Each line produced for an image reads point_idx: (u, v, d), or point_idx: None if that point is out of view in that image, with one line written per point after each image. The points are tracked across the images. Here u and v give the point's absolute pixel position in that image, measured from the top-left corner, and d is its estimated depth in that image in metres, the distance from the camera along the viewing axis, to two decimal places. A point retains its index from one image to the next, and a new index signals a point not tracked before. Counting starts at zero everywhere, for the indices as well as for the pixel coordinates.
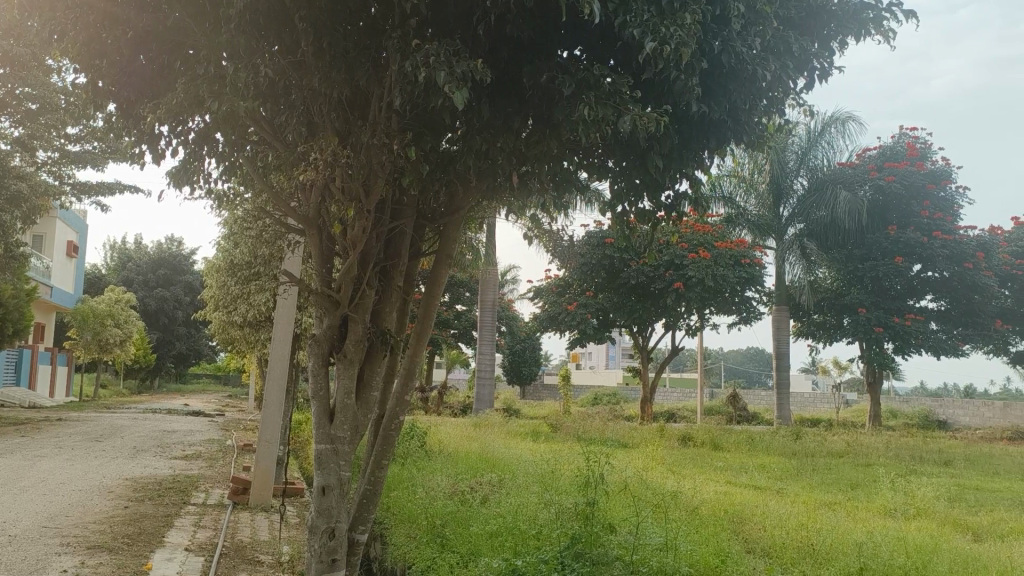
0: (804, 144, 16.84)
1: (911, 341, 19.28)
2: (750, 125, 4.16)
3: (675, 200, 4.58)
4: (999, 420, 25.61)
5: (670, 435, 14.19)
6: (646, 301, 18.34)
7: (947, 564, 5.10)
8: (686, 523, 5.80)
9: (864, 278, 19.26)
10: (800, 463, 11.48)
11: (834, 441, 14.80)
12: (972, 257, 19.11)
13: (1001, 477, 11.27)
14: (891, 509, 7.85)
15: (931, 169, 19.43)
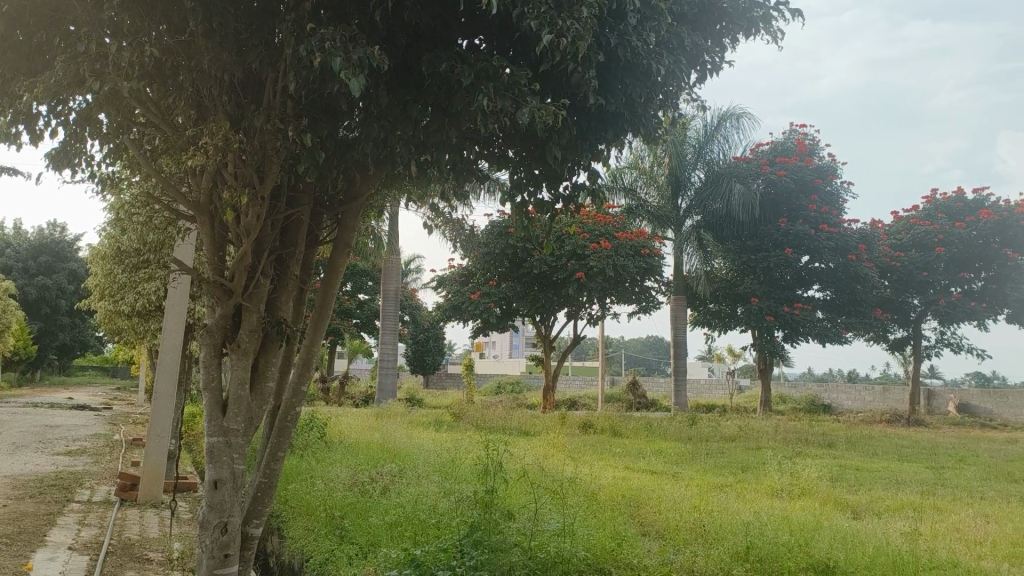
0: (701, 137, 17.38)
1: (799, 329, 20.15)
2: (645, 118, 4.27)
3: (574, 191, 4.65)
4: (878, 403, 27.07)
5: (572, 422, 14.40)
6: (547, 291, 18.57)
7: (827, 540, 5.39)
8: (583, 508, 5.91)
9: (756, 269, 20.00)
10: (695, 448, 11.86)
11: (728, 427, 15.33)
12: (855, 249, 20.07)
13: (879, 457, 11.95)
14: (778, 489, 8.22)
15: (819, 165, 20.28)
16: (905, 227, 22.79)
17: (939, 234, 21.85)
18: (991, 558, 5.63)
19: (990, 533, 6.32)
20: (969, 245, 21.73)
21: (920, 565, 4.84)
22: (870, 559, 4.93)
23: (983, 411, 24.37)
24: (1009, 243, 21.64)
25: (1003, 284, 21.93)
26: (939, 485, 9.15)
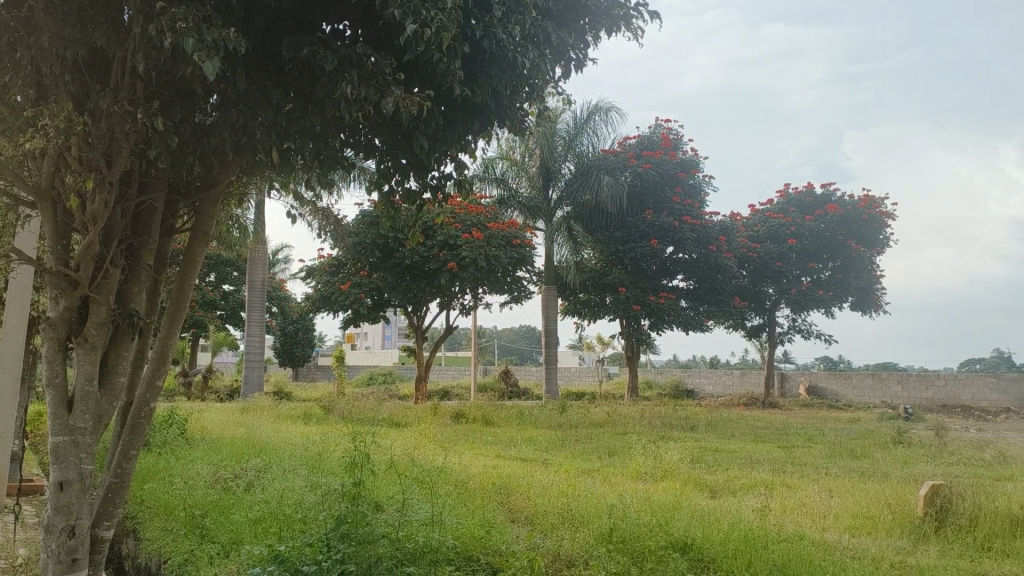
0: (572, 129, 17.68)
1: (664, 317, 20.89)
2: (511, 110, 4.36)
3: (441, 181, 4.70)
4: (737, 387, 28.45)
5: (444, 412, 14.42)
6: (419, 281, 18.40)
7: (685, 519, 5.64)
8: (453, 497, 5.95)
9: (624, 259, 20.60)
10: (564, 434, 12.11)
11: (596, 413, 15.75)
12: (715, 240, 20.99)
13: (736, 438, 12.57)
14: (642, 472, 8.52)
15: (683, 159, 21.04)
16: (761, 219, 24.14)
17: (791, 226, 23.17)
18: (833, 529, 6.06)
19: (832, 506, 6.78)
20: (818, 237, 23.13)
21: (770, 539, 5.13)
22: (725, 535, 5.19)
23: (830, 392, 26.05)
24: (853, 235, 23.15)
25: (847, 274, 23.46)
26: (788, 464, 9.72)
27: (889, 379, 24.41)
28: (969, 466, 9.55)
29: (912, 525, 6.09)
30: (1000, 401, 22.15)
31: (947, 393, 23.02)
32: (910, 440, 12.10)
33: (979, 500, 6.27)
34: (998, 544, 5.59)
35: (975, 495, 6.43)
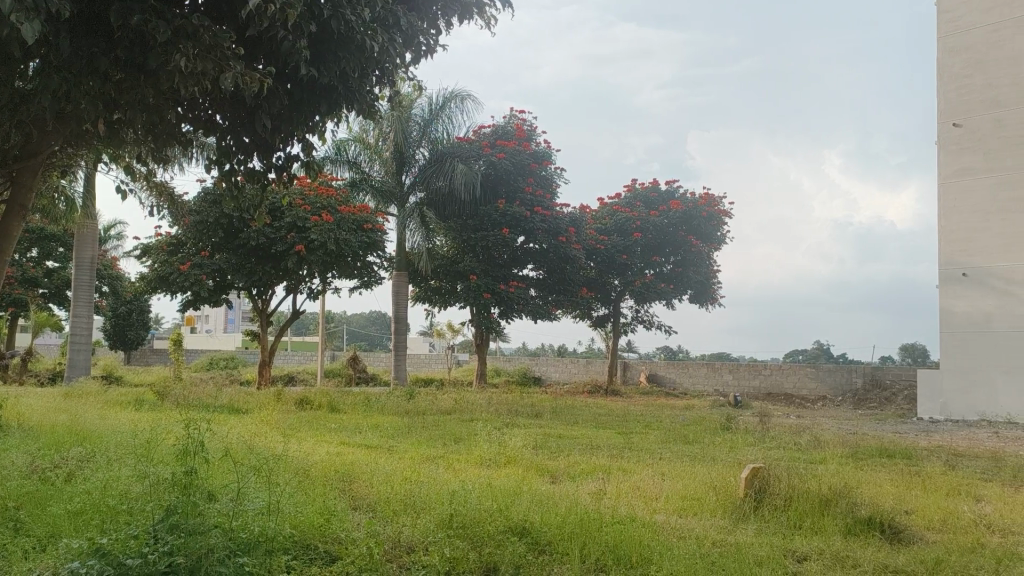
0: (426, 115, 17.77)
1: (513, 306, 21.15)
2: (361, 93, 4.51)
3: (286, 161, 4.83)
4: (582, 375, 29.34)
5: (287, 398, 14.09)
6: (265, 263, 17.82)
7: (524, 504, 5.76)
8: (292, 485, 5.83)
9: (476, 247, 20.72)
10: (410, 421, 12.12)
11: (444, 399, 15.85)
12: (565, 231, 21.56)
13: (579, 425, 12.99)
14: (485, 458, 8.67)
15: (535, 151, 21.41)
16: (608, 213, 25.03)
17: (637, 221, 24.05)
18: (663, 511, 6.39)
19: (664, 489, 7.14)
20: (661, 232, 24.17)
21: (604, 521, 5.34)
22: (562, 518, 5.36)
23: (668, 381, 27.32)
24: (694, 232, 24.35)
25: (686, 268, 24.64)
26: (626, 449, 10.13)
27: (722, 368, 25.87)
28: (786, 450, 10.30)
29: (733, 506, 6.50)
30: (818, 389, 23.93)
31: (772, 381, 24.67)
32: (737, 426, 12.88)
33: (793, 481, 6.77)
34: (809, 522, 6.08)
35: (791, 478, 6.93)
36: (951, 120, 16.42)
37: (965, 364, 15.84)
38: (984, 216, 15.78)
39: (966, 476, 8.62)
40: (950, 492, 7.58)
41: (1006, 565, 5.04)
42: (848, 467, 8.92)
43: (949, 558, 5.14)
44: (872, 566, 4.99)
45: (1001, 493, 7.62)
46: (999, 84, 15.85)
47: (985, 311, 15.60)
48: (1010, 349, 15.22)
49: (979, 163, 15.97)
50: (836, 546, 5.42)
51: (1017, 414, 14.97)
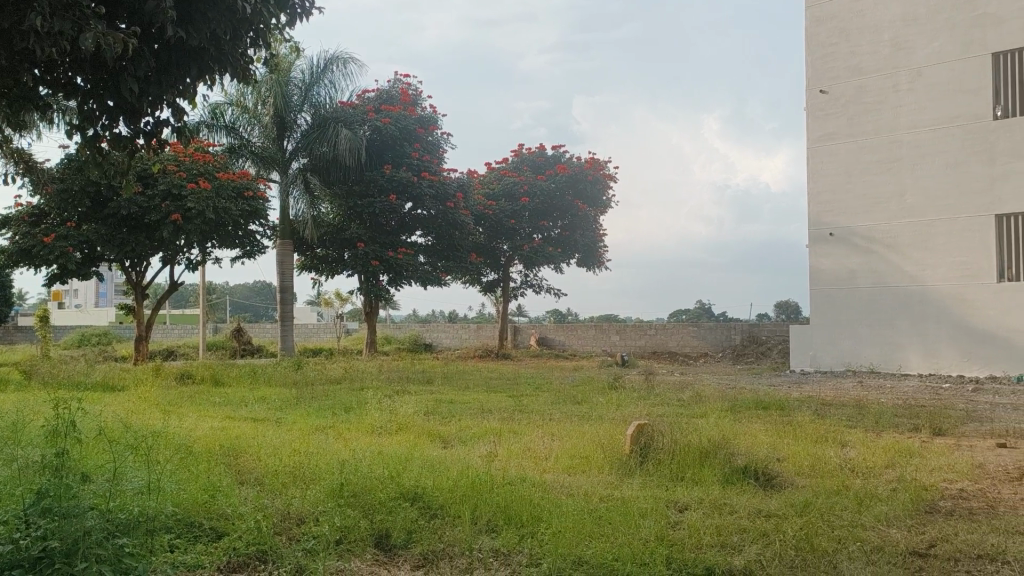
0: (307, 79, 17.28)
1: (402, 272, 20.95)
2: (233, 56, 4.46)
3: (155, 127, 4.63)
4: (472, 340, 29.51)
5: (167, 373, 13.60)
6: (138, 234, 17.01)
7: (417, 470, 5.77)
8: (173, 463, 5.64)
9: (362, 214, 20.37)
10: (299, 392, 11.91)
11: (332, 369, 15.62)
12: (453, 197, 21.49)
13: (471, 389, 13.09)
14: (377, 426, 8.62)
15: (421, 115, 21.20)
16: (496, 177, 25.13)
17: (525, 185, 24.33)
18: (553, 470, 6.54)
19: (553, 449, 7.30)
20: (548, 196, 24.48)
21: (495, 483, 5.42)
22: (453, 482, 5.41)
23: (557, 343, 27.80)
24: (580, 196, 24.84)
25: (573, 232, 25.01)
26: (516, 411, 10.27)
27: (608, 329, 26.49)
28: (670, 406, 10.69)
29: (619, 462, 6.71)
30: (700, 347, 24.87)
31: (657, 340, 25.46)
32: (623, 385, 13.27)
33: (676, 436, 7.05)
34: (690, 474, 6.34)
35: (675, 432, 7.21)
36: (818, 87, 17.23)
37: (833, 319, 16.79)
38: (848, 178, 16.67)
39: (834, 424, 9.18)
40: (820, 439, 8.05)
41: (867, 505, 5.43)
42: (727, 420, 9.34)
43: (817, 501, 5.47)
44: (748, 512, 5.28)
45: (865, 438, 8.15)
46: (861, 51, 16.66)
47: (850, 268, 16.54)
48: (872, 304, 16.20)
49: (843, 127, 16.81)
50: (714, 495, 5.70)
51: (879, 364, 16.00)
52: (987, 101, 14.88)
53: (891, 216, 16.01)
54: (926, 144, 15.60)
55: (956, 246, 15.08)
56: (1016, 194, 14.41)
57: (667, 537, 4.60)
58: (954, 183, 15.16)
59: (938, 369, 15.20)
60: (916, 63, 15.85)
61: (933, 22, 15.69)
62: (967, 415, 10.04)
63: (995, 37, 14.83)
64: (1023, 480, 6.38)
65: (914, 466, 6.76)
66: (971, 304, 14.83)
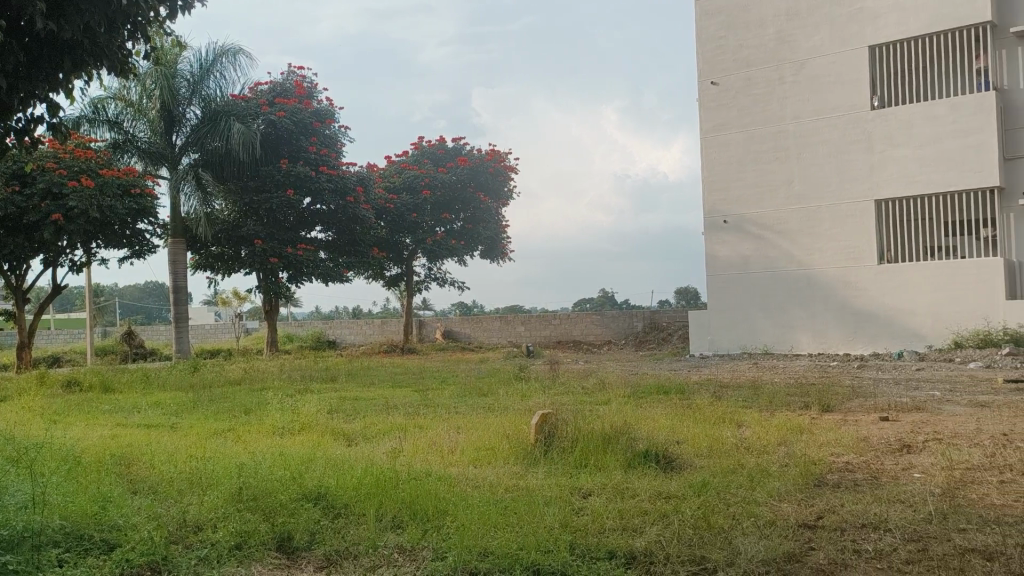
0: (195, 71, 16.73)
1: (303, 269, 20.53)
2: (109, 49, 4.34)
3: (26, 124, 4.45)
4: (377, 336, 29.21)
5: (52, 381, 12.96)
6: (16, 235, 16.11)
7: (321, 470, 5.68)
8: (58, 475, 5.40)
9: (258, 210, 19.84)
10: (196, 395, 11.55)
11: (232, 370, 15.19)
12: (353, 191, 21.15)
13: (376, 386, 12.97)
14: (278, 427, 8.43)
15: (317, 109, 20.80)
16: (396, 171, 24.96)
17: (425, 178, 24.23)
18: (458, 463, 6.55)
19: (459, 442, 7.32)
20: (449, 189, 24.48)
21: (400, 478, 5.40)
22: (357, 480, 5.36)
23: (463, 336, 27.81)
24: (481, 188, 24.96)
25: (476, 224, 25.09)
26: (421, 406, 10.24)
27: (513, 321, 26.65)
28: (573, 394, 10.86)
29: (525, 452, 6.79)
30: (603, 335, 25.30)
31: (561, 330, 25.77)
32: (528, 375, 13.41)
33: (579, 424, 7.17)
34: (592, 460, 6.45)
35: (578, 420, 7.35)
36: (710, 79, 17.74)
37: (728, 304, 17.38)
38: (739, 168, 17.26)
39: (731, 405, 9.51)
40: (717, 420, 8.33)
41: (760, 482, 5.66)
42: (629, 406, 9.56)
43: (714, 480, 5.67)
44: (649, 495, 5.42)
45: (759, 418, 8.49)
46: (748, 45, 17.25)
47: (743, 254, 17.14)
48: (765, 288, 16.86)
49: (733, 118, 17.38)
50: (616, 480, 5.83)
51: (773, 345, 16.70)
52: (865, 93, 15.64)
53: (780, 203, 16.66)
54: (810, 134, 16.29)
55: (840, 231, 15.82)
56: (893, 181, 15.21)
57: (571, 524, 4.68)
58: (837, 171, 15.89)
59: (827, 348, 15.95)
60: (800, 56, 16.53)
61: (814, 17, 16.37)
62: (854, 391, 10.56)
63: (871, 31, 15.58)
64: (904, 450, 6.77)
65: (804, 442, 7.08)
66: (855, 286, 15.60)
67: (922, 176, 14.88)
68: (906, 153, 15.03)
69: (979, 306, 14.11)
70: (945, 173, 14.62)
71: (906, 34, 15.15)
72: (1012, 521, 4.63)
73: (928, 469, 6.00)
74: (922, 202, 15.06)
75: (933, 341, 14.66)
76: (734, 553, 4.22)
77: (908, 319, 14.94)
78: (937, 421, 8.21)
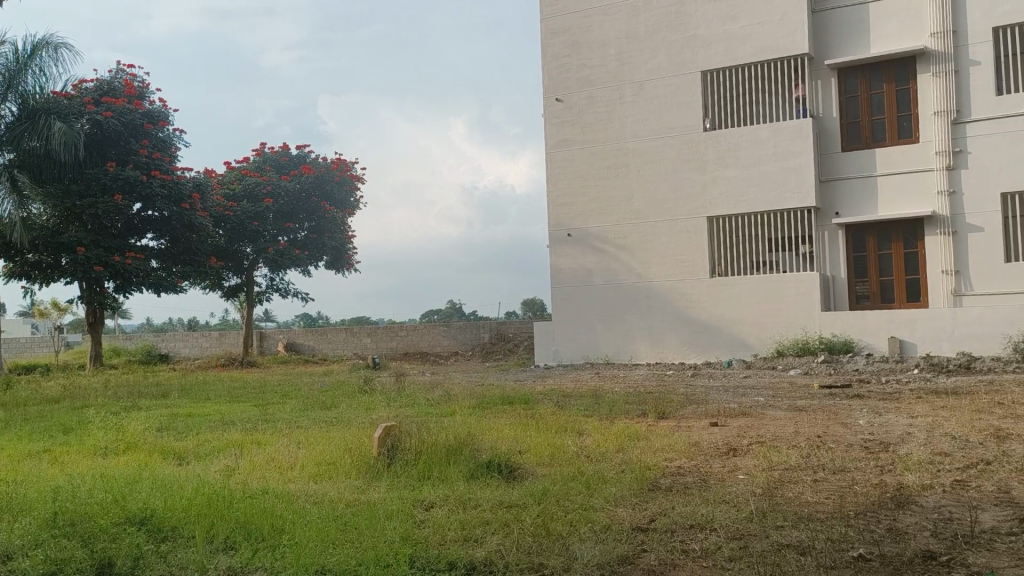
0: (10, 65, 15.48)
1: (132, 278, 19.34)
2: None
3: None
4: (214, 348, 27.97)
5: None
6: None
7: (148, 491, 5.37)
8: None
9: (82, 215, 18.56)
10: (8, 414, 10.63)
11: (50, 387, 14.07)
12: (188, 198, 20.16)
13: (212, 401, 12.41)
14: (101, 447, 7.89)
15: (149, 110, 19.71)
16: (236, 177, 24.05)
17: (267, 185, 23.48)
18: (298, 480, 6.37)
19: (298, 457, 7.13)
20: (293, 198, 23.86)
21: (234, 497, 5.18)
22: (188, 500, 5.10)
23: (307, 347, 27.19)
24: (326, 197, 24.53)
25: (320, 234, 24.55)
26: (260, 421, 9.89)
27: (359, 332, 26.23)
28: (419, 407, 10.82)
29: (367, 466, 6.68)
30: (450, 346, 25.31)
31: (408, 341, 25.59)
32: (374, 388, 13.25)
33: (422, 435, 7.16)
34: (436, 472, 6.43)
35: (421, 431, 7.31)
36: (554, 96, 18.23)
37: (570, 315, 17.87)
38: (581, 183, 17.80)
39: (572, 414, 9.77)
40: (559, 429, 8.53)
41: (597, 488, 5.84)
42: (474, 417, 9.63)
43: (553, 488, 5.80)
44: (490, 505, 5.47)
45: (598, 426, 8.76)
46: (591, 65, 17.85)
47: (585, 267, 17.69)
48: (606, 300, 17.45)
49: (577, 135, 17.93)
50: (458, 491, 5.85)
51: (613, 355, 17.30)
52: (697, 115, 16.55)
53: (621, 218, 17.32)
54: (648, 152, 17.05)
55: (675, 245, 16.63)
56: (723, 199, 16.15)
57: (411, 536, 4.65)
58: (672, 189, 16.71)
59: (663, 357, 16.70)
60: (638, 77, 17.26)
61: (651, 41, 17.15)
62: (687, 398, 11.11)
63: (703, 57, 16.51)
64: (730, 454, 7.18)
65: (640, 449, 7.37)
66: (689, 298, 16.43)
67: (748, 195, 15.88)
68: (734, 174, 16.02)
69: (798, 316, 15.20)
70: (768, 193, 15.68)
71: (734, 62, 16.16)
72: (821, 516, 5.01)
73: (751, 471, 6.40)
74: (749, 219, 16.08)
75: (759, 350, 15.65)
76: (570, 558, 4.33)
77: (736, 329, 15.89)
78: (760, 425, 8.77)
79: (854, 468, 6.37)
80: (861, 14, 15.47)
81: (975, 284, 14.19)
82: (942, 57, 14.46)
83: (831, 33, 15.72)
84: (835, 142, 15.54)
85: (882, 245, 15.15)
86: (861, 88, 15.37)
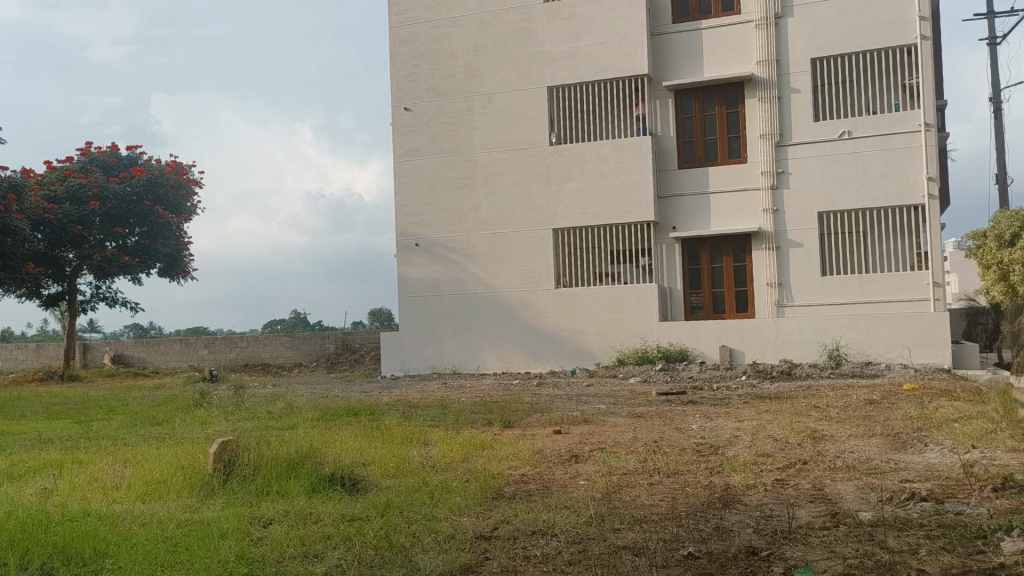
0: None
1: None
2: None
3: None
4: (31, 362, 25.88)
5: None
6: None
7: None
8: None
9: None
10: None
11: None
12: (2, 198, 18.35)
13: (28, 418, 11.46)
14: None
15: None
16: (58, 177, 22.38)
17: (93, 187, 21.99)
18: (123, 501, 5.99)
19: (125, 476, 6.72)
20: (123, 201, 22.46)
21: (51, 520, 4.82)
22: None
23: (137, 359, 25.65)
24: (160, 202, 23.25)
25: (153, 240, 23.22)
26: (83, 439, 9.24)
27: (195, 343, 25.02)
28: (259, 420, 10.42)
29: (200, 484, 6.36)
30: (293, 358, 24.57)
31: (249, 352, 24.65)
32: (210, 402, 12.65)
33: (261, 450, 6.91)
34: (276, 487, 6.23)
35: (260, 446, 7.05)
36: (402, 104, 18.13)
37: (418, 325, 17.81)
38: (430, 192, 17.80)
39: (418, 425, 9.71)
40: (405, 440, 8.46)
41: (441, 498, 5.83)
42: (317, 430, 9.38)
43: (397, 500, 5.75)
44: (332, 519, 5.36)
45: (444, 436, 8.76)
46: (440, 75, 17.89)
47: (433, 277, 17.69)
48: (453, 310, 17.52)
49: (425, 144, 17.91)
50: (298, 507, 5.68)
51: (459, 365, 17.37)
52: (544, 129, 16.94)
53: (469, 228, 17.45)
54: (495, 164, 17.29)
55: (522, 256, 16.93)
56: (568, 212, 16.60)
57: (246, 555, 4.47)
58: (519, 201, 17.00)
59: (509, 367, 16.94)
60: (486, 89, 17.46)
61: (499, 54, 17.39)
62: (532, 407, 11.31)
63: (550, 73, 16.92)
64: (572, 460, 7.37)
65: (484, 457, 7.43)
66: (535, 308, 16.77)
67: (592, 209, 16.40)
68: (579, 187, 16.50)
69: (637, 326, 15.84)
70: (610, 206, 16.26)
71: (579, 78, 16.67)
72: (655, 518, 5.23)
73: (591, 476, 6.60)
74: (592, 232, 16.60)
75: (601, 358, 16.18)
76: (412, 570, 4.31)
77: (579, 338, 16.35)
78: (602, 431, 9.06)
79: (687, 470, 6.70)
80: (695, 40, 16.37)
81: (796, 296, 15.29)
82: (767, 84, 15.55)
83: (668, 56, 16.54)
84: (672, 160, 16.34)
85: (714, 259, 16.07)
86: (695, 109, 16.26)
